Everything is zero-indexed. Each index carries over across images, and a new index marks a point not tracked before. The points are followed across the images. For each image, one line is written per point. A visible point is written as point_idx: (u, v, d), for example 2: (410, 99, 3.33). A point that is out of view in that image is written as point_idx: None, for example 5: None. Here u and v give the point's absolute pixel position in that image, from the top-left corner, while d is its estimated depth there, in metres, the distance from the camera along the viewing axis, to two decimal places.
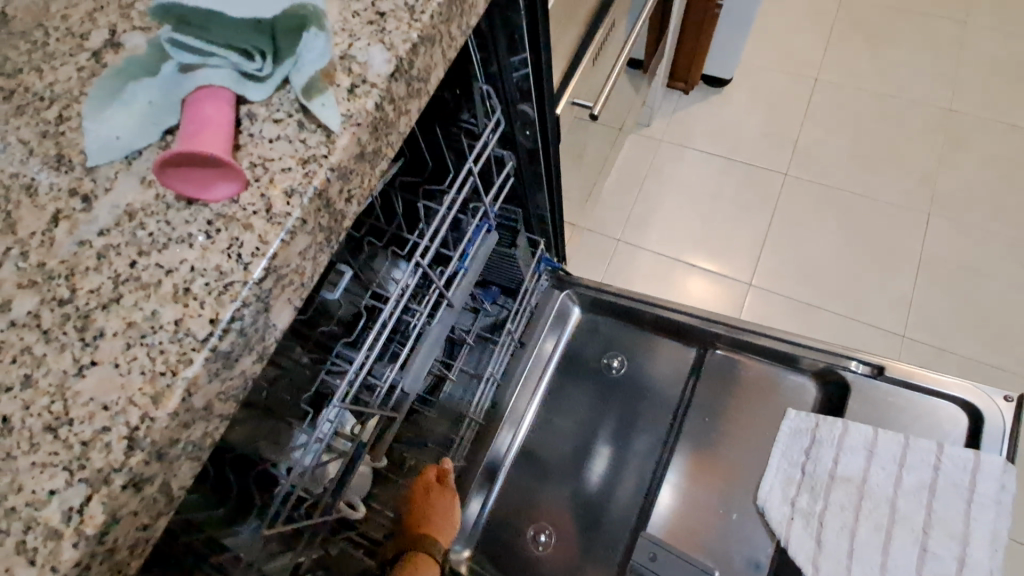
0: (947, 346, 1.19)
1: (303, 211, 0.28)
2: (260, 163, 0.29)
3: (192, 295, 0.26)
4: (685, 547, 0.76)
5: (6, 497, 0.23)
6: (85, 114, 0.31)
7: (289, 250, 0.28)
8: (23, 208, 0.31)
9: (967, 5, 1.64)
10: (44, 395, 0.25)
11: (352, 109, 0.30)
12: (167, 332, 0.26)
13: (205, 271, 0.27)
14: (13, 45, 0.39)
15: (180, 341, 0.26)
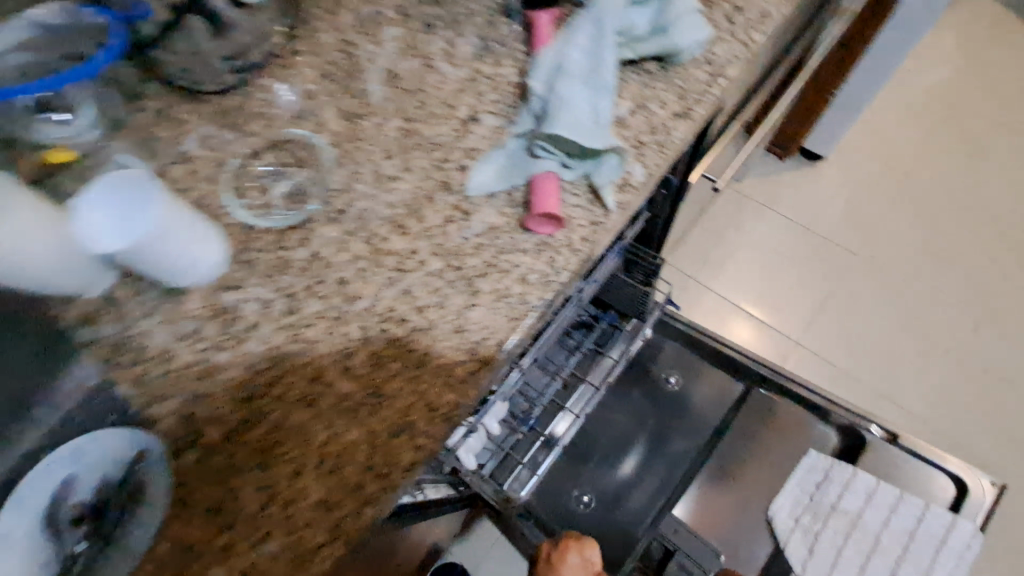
0: (961, 438, 1.35)
1: (588, 250, 0.53)
2: (568, 218, 0.54)
3: (529, 281, 0.52)
4: (703, 531, 0.98)
5: (442, 356, 0.49)
6: (471, 165, 0.57)
7: (577, 268, 0.53)
8: (427, 208, 0.56)
9: None
10: (456, 313, 0.51)
11: (620, 198, 0.54)
12: (517, 297, 0.51)
13: (536, 270, 0.52)
14: (404, 96, 0.63)
15: (523, 303, 0.51)
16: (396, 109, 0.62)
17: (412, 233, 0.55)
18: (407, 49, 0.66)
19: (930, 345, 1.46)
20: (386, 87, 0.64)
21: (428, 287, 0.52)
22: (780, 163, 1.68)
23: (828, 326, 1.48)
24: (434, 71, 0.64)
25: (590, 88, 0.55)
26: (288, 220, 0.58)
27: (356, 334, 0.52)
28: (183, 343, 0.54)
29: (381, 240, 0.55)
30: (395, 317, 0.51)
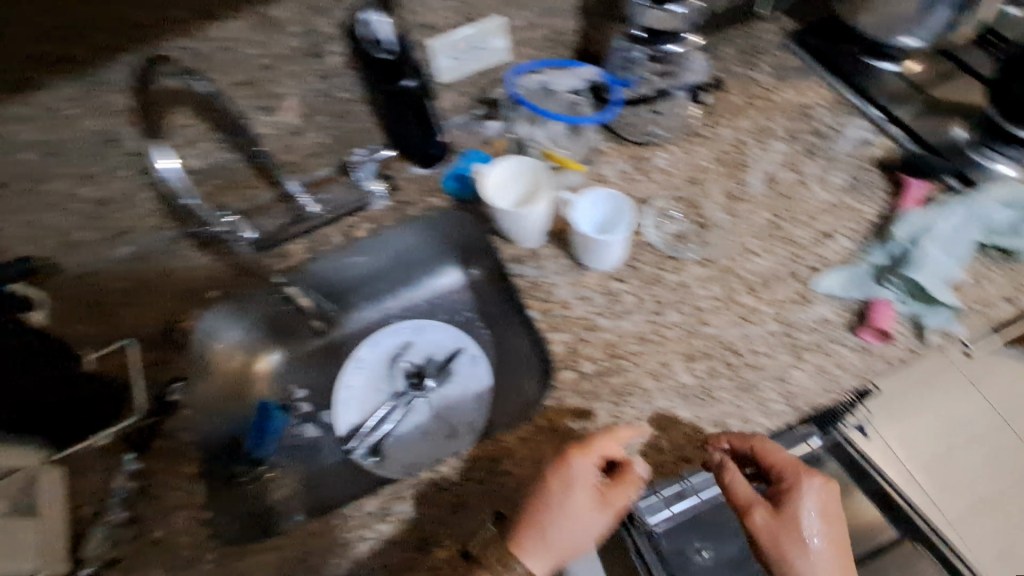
0: None
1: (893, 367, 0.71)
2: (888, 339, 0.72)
3: (842, 370, 0.71)
4: None
5: (763, 391, 0.71)
6: (824, 270, 0.77)
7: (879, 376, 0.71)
8: (777, 286, 0.77)
9: None
10: (779, 367, 0.72)
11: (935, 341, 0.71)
12: (829, 376, 0.71)
13: (850, 365, 0.71)
14: (778, 196, 0.84)
15: (833, 382, 0.70)
16: (770, 205, 0.83)
17: (761, 298, 0.76)
18: (789, 163, 0.87)
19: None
20: (766, 184, 0.85)
21: (765, 341, 0.74)
22: None
23: None
24: (807, 186, 0.84)
25: (947, 257, 0.73)
26: (672, 253, 0.81)
27: (702, 347, 0.74)
28: (577, 303, 0.80)
29: (736, 293, 0.77)
30: (734, 350, 0.73)
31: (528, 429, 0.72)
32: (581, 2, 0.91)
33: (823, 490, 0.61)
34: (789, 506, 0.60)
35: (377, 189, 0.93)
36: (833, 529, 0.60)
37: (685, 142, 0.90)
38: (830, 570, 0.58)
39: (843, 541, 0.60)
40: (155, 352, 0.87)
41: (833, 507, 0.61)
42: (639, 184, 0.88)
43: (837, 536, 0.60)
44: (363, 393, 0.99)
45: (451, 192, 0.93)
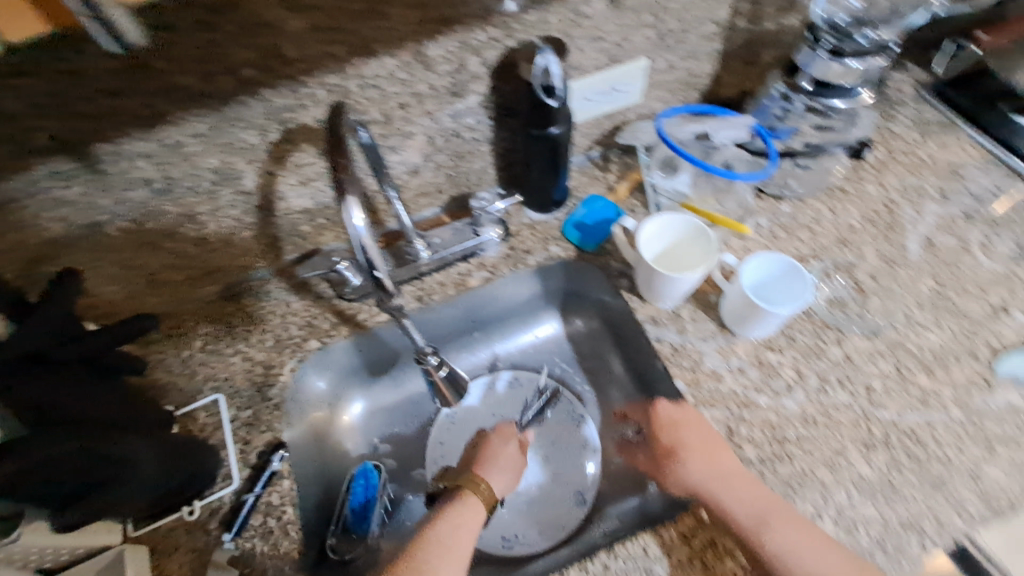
0: None
1: None
2: None
3: None
4: None
5: (956, 490, 0.62)
6: (1005, 350, 0.70)
7: None
8: (953, 365, 0.70)
9: None
10: (970, 460, 0.64)
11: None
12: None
13: None
14: (938, 264, 0.78)
15: None
16: (932, 272, 0.77)
17: (938, 378, 0.69)
18: (945, 226, 0.81)
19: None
20: (923, 249, 0.79)
21: (951, 429, 0.65)
22: None
23: None
24: (970, 255, 0.78)
25: None
26: (832, 322, 0.73)
27: (880, 434, 0.65)
28: (729, 375, 0.71)
29: (909, 372, 0.69)
30: (917, 438, 0.65)
31: (668, 537, 0.60)
32: (724, 46, 0.85)
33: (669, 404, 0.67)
34: (667, 435, 0.66)
35: (493, 236, 0.85)
36: (686, 434, 0.65)
37: (828, 198, 0.84)
38: (700, 477, 0.62)
39: (712, 436, 0.64)
40: (247, 411, 0.76)
41: (686, 416, 0.66)
42: (783, 242, 0.81)
43: (692, 437, 0.64)
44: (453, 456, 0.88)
45: (573, 242, 0.86)
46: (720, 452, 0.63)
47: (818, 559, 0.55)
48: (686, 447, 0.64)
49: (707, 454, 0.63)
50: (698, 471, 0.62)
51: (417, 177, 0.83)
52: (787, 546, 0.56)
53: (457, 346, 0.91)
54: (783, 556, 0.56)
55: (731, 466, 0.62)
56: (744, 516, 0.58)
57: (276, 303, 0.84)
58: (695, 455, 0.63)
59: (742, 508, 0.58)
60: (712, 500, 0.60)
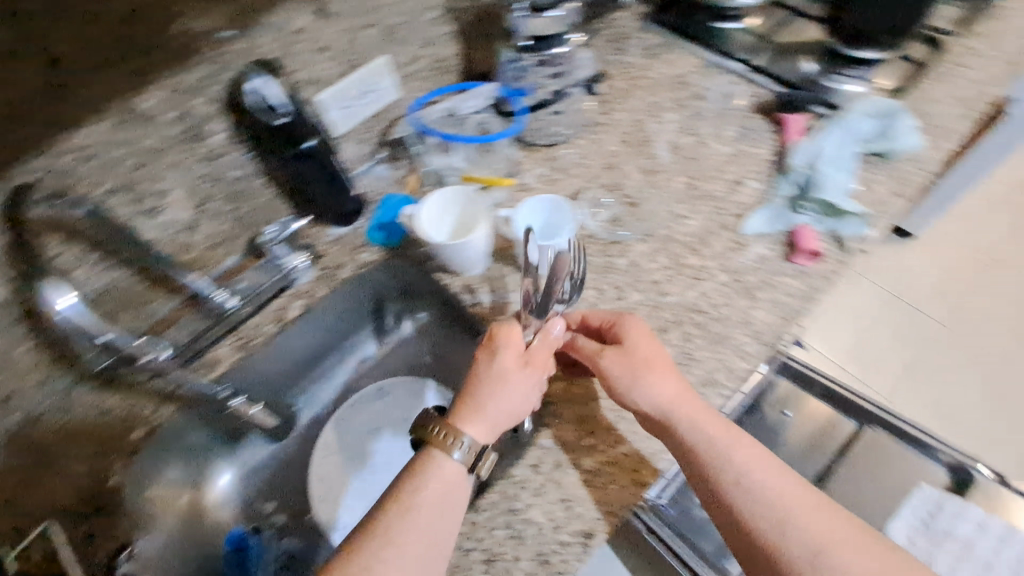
0: None
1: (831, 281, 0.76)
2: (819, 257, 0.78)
3: (794, 295, 0.76)
4: None
5: (737, 341, 0.73)
6: (748, 214, 0.82)
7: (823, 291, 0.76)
8: (713, 240, 0.81)
9: None
10: (742, 312, 0.75)
11: (860, 245, 0.78)
12: (785, 304, 0.75)
13: (798, 289, 0.76)
14: (685, 162, 0.90)
15: (789, 309, 0.75)
16: (682, 170, 0.89)
17: (703, 255, 0.80)
18: (683, 129, 0.94)
19: (979, 419, 1.81)
20: (671, 155, 0.91)
21: (723, 293, 0.77)
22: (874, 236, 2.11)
23: (909, 387, 1.86)
24: (708, 148, 0.91)
25: (839, 173, 0.81)
26: (613, 238, 0.83)
27: (670, 317, 0.75)
28: None
29: (682, 258, 0.80)
30: (699, 310, 0.76)
31: (521, 475, 0.66)
32: (454, 27, 0.91)
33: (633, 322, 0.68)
34: (635, 348, 0.66)
35: (299, 263, 0.86)
36: (642, 354, 0.66)
37: (589, 133, 0.95)
38: (661, 398, 0.63)
39: (671, 366, 0.67)
40: (83, 525, 0.73)
41: (652, 341, 0.68)
42: (563, 183, 0.90)
43: (646, 358, 0.66)
44: (332, 484, 0.84)
45: (380, 243, 0.88)
46: (676, 379, 0.66)
47: (775, 479, 0.60)
48: (638, 367, 0.64)
49: (686, 388, 0.64)
50: (668, 391, 0.64)
51: (199, 232, 0.81)
52: (750, 466, 0.60)
53: (301, 381, 0.91)
54: (725, 457, 0.61)
55: (704, 406, 0.65)
56: (711, 436, 0.61)
57: (81, 409, 0.76)
58: (661, 380, 0.64)
59: (706, 431, 0.62)
60: (669, 415, 0.63)
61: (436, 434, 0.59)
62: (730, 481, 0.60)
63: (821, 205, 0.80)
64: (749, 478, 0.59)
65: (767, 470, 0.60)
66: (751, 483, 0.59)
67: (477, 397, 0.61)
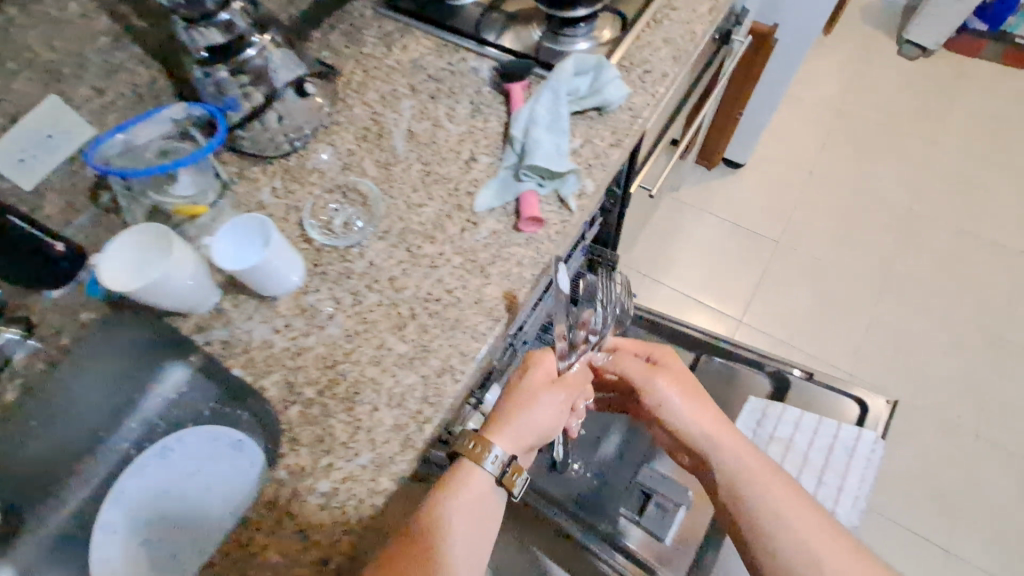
0: (856, 373, 1.88)
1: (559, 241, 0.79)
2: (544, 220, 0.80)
3: (524, 264, 0.77)
4: None
5: (470, 323, 0.73)
6: (478, 190, 0.82)
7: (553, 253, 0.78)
8: (448, 223, 0.81)
9: (932, 141, 2.34)
10: (474, 291, 0.75)
11: (580, 203, 0.81)
12: (515, 274, 0.76)
13: (527, 255, 0.77)
14: (422, 149, 0.88)
15: (520, 278, 0.76)
16: (418, 157, 0.87)
17: (439, 241, 0.79)
18: (420, 114, 0.92)
19: (823, 320, 1.96)
20: (408, 144, 0.89)
21: (457, 276, 0.76)
22: (710, 172, 2.23)
23: (760, 305, 1.99)
24: (444, 131, 0.90)
25: (553, 133, 0.82)
26: (348, 242, 0.80)
27: (406, 312, 0.74)
28: (278, 337, 0.74)
29: (417, 248, 0.79)
30: (434, 299, 0.75)
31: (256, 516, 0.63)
32: None
33: (670, 363, 0.91)
34: (656, 376, 0.88)
35: (9, 337, 0.75)
36: (674, 386, 0.87)
37: (325, 136, 0.91)
38: (685, 406, 0.86)
39: (685, 375, 0.90)
40: None
41: (674, 367, 0.91)
42: (299, 194, 0.86)
43: (682, 388, 0.87)
44: None
45: (99, 296, 0.79)
46: (696, 390, 0.87)
47: (722, 441, 0.82)
48: (681, 383, 0.88)
49: (712, 411, 0.85)
50: (678, 398, 0.86)
51: None
52: (688, 424, 0.84)
53: None
54: (726, 446, 0.81)
55: (697, 400, 0.86)
56: (692, 420, 0.84)
57: None
58: (687, 397, 0.86)
59: (683, 412, 0.85)
60: (707, 434, 0.83)
61: (470, 446, 0.67)
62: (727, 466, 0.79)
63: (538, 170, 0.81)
64: (750, 473, 0.78)
65: (743, 448, 0.80)
66: (732, 457, 0.80)
67: (508, 412, 0.69)
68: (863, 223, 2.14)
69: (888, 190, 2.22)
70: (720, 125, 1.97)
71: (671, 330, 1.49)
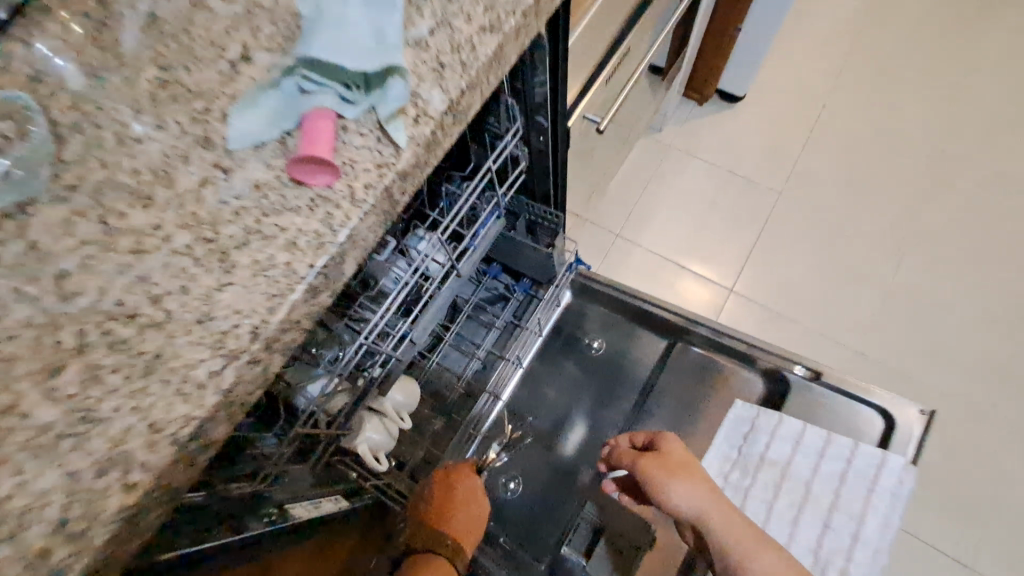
0: (867, 351, 1.53)
1: (374, 200, 0.46)
2: (348, 162, 0.46)
3: (299, 248, 0.44)
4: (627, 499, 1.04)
5: (182, 362, 0.40)
6: (234, 109, 0.47)
7: (360, 224, 0.45)
8: (176, 170, 0.45)
9: (971, 66, 1.92)
10: (202, 302, 0.42)
11: (415, 132, 0.47)
12: (281, 269, 0.43)
13: (308, 232, 0.44)
14: (165, 42, 0.51)
15: (288, 276, 0.43)
16: (153, 55, 0.50)
17: (157, 205, 0.44)
18: None
19: (834, 287, 1.60)
20: (143, 33, 0.51)
21: (178, 271, 0.42)
22: (699, 108, 1.82)
23: (757, 271, 1.62)
24: (208, 14, 0.53)
25: (367, 5, 0.49)
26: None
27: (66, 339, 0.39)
28: None
29: (117, 218, 0.44)
30: (126, 312, 0.41)
31: None
32: None
33: (685, 485, 0.82)
34: (674, 458, 0.85)
35: None
36: (697, 497, 0.81)
37: None
38: (690, 493, 0.82)
39: (692, 465, 0.85)
40: None
41: (695, 484, 0.83)
42: None
43: (699, 495, 0.81)
44: None
45: None
46: (695, 475, 0.84)
47: (707, 504, 0.80)
48: (686, 478, 0.83)
49: (711, 489, 0.82)
50: (683, 497, 0.81)
51: None
52: (691, 498, 0.81)
53: None
54: (745, 548, 0.76)
55: (706, 486, 0.82)
56: (691, 506, 0.81)
57: None
58: (692, 485, 0.82)
59: (687, 501, 0.81)
60: (705, 516, 0.80)
61: (448, 545, 0.83)
62: (743, 563, 0.76)
63: (336, 71, 0.47)
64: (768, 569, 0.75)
65: (747, 532, 0.77)
66: (752, 567, 0.75)
67: (462, 508, 0.89)
68: (884, 168, 1.75)
69: (916, 125, 1.82)
70: (708, 48, 1.56)
71: (635, 308, 1.18)
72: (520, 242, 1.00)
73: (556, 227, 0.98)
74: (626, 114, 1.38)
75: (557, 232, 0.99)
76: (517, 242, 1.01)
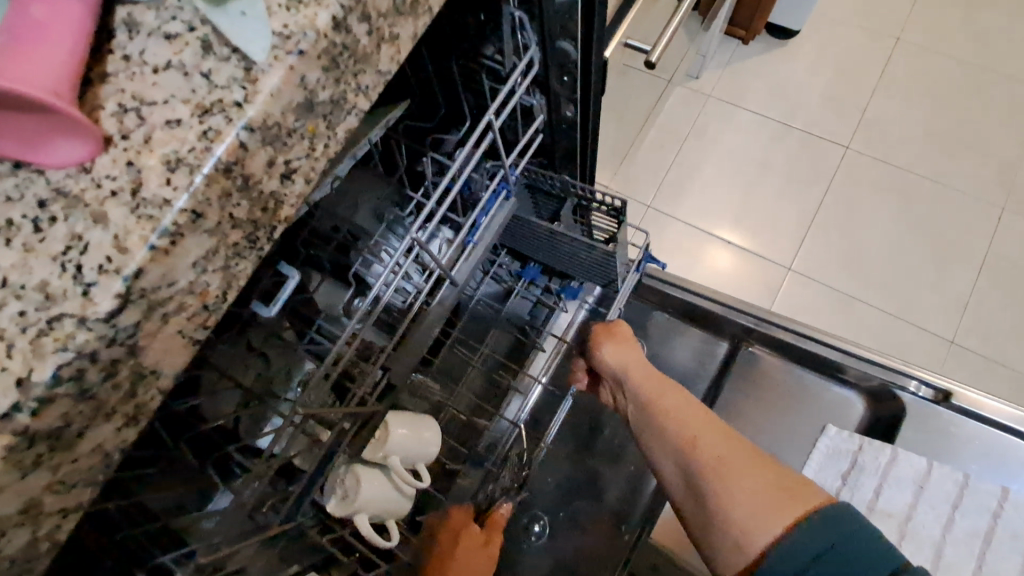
0: (957, 339, 1.26)
1: (190, 198, 0.26)
2: (132, 108, 0.27)
3: (4, 328, 0.24)
4: (674, 546, 0.84)
5: None
6: None
7: (171, 258, 0.26)
8: None
9: None
10: None
11: (287, 31, 0.27)
12: None
13: (33, 285, 0.24)
14: None
15: None
16: None
17: None
18: None
19: (919, 263, 1.31)
20: None
21: None
22: (746, 47, 1.49)
23: (822, 241, 1.34)
24: None
25: None
26: None
27: None
28: None
29: None
30: None
31: None
32: None
33: (618, 349, 0.68)
34: (616, 324, 0.71)
35: None
36: (635, 369, 0.66)
37: None
38: (622, 362, 0.67)
39: (627, 335, 0.70)
40: None
41: (630, 350, 0.68)
42: None
43: (634, 367, 0.66)
44: None
45: None
46: (632, 346, 0.68)
47: (639, 370, 0.66)
48: (622, 338, 0.69)
49: (641, 361, 0.67)
50: (613, 359, 0.68)
51: None
52: (620, 361, 0.67)
53: None
54: (663, 406, 0.60)
55: (636, 356, 0.67)
56: (624, 371, 0.67)
57: None
58: (626, 343, 0.69)
59: (621, 365, 0.67)
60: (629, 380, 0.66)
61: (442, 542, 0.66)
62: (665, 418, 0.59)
63: None
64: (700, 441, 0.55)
65: (667, 388, 0.62)
66: (674, 427, 0.57)
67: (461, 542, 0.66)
68: (975, 112, 1.44)
69: (1014, 57, 1.49)
70: None
71: (680, 302, 0.82)
72: (566, 237, 0.63)
73: (618, 214, 0.61)
74: (668, 52, 1.07)
75: (620, 222, 0.62)
76: (560, 238, 0.65)
